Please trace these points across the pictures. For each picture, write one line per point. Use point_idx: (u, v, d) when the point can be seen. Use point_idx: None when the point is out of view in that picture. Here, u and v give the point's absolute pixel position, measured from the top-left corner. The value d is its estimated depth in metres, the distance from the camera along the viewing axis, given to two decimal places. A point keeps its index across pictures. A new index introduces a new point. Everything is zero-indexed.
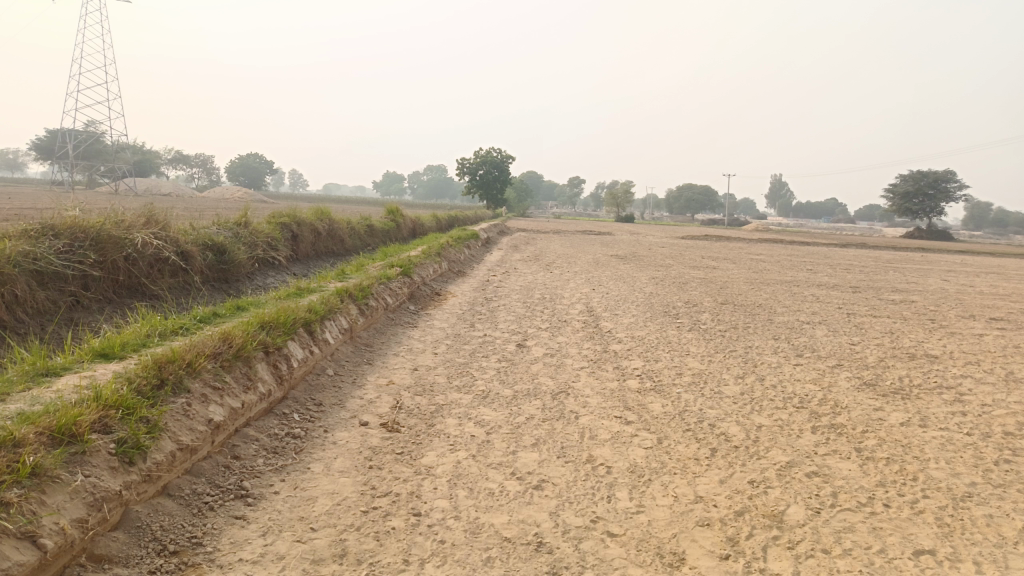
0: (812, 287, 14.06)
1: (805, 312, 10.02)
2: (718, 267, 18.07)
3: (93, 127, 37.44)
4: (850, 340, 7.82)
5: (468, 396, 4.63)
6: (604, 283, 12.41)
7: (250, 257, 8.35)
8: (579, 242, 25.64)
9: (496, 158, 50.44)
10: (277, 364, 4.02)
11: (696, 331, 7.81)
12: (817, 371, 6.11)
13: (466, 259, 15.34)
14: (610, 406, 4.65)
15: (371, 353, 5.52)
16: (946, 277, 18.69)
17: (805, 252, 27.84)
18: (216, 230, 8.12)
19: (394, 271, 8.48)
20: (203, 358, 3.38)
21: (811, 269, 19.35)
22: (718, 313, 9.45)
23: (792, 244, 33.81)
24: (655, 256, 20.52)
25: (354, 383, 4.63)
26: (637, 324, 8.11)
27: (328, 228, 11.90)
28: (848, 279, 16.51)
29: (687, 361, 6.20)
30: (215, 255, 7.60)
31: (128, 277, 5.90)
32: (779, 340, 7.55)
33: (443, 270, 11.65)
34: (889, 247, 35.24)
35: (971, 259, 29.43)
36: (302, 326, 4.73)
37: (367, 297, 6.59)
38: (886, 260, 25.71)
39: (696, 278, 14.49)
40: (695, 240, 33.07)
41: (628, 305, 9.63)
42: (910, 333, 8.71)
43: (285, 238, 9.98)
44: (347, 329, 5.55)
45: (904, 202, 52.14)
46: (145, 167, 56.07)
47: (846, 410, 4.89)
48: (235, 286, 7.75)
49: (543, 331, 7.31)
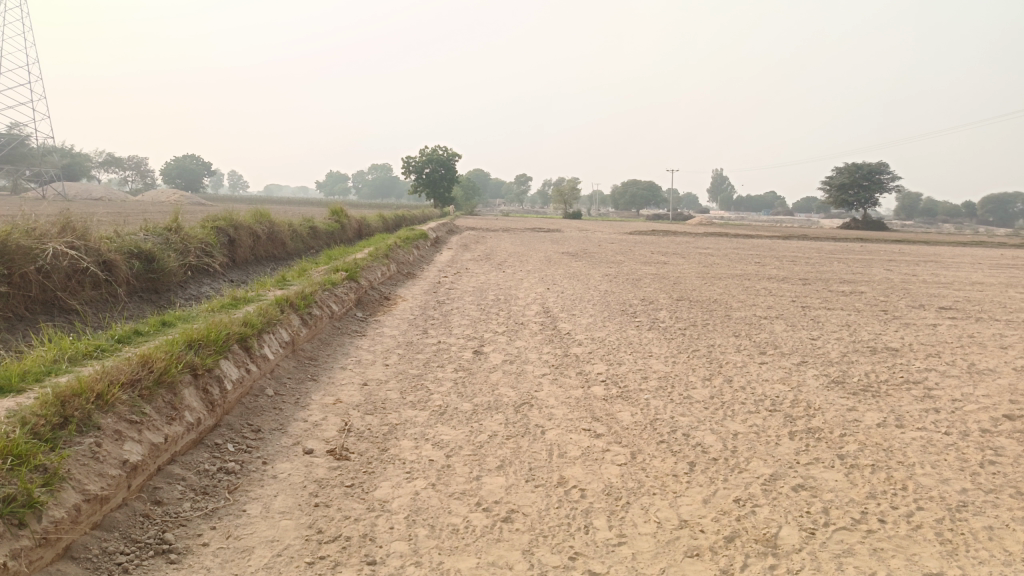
0: (763, 280, 14.08)
1: (760, 307, 9.93)
2: (669, 262, 18.04)
3: (15, 129, 35.54)
4: (810, 335, 7.71)
5: (423, 413, 4.26)
6: (558, 282, 12.15)
7: (182, 264, 7.79)
8: (528, 239, 25.43)
9: (442, 157, 49.96)
10: (208, 389, 3.58)
11: (657, 330, 7.58)
12: (784, 369, 5.93)
13: (416, 260, 14.91)
14: (577, 417, 4.34)
15: (316, 368, 5.09)
16: (888, 268, 19.07)
17: (751, 245, 28.17)
18: (143, 237, 7.53)
19: (339, 276, 8.03)
20: (117, 389, 2.93)
21: (759, 261, 19.51)
22: (676, 310, 9.25)
23: (736, 237, 34.31)
24: (605, 253, 20.38)
25: (297, 403, 4.20)
26: (596, 324, 7.85)
27: (268, 231, 11.33)
28: (796, 271, 16.67)
29: (651, 363, 5.94)
30: (142, 264, 7.03)
31: (42, 292, 5.34)
32: (740, 336, 7.38)
33: (392, 273, 11.22)
34: (830, 239, 36.04)
35: (908, 248, 30.25)
36: (237, 342, 4.29)
37: (310, 305, 6.15)
38: (828, 251, 26.25)
39: (649, 274, 14.37)
40: (642, 235, 33.22)
41: (584, 304, 9.37)
42: (865, 325, 8.67)
43: (221, 244, 9.41)
44: (288, 341, 5.11)
45: (841, 194, 53.63)
46: (74, 171, 53.59)
47: (820, 411, 4.69)
48: (165, 296, 7.20)
49: (499, 335, 6.97)
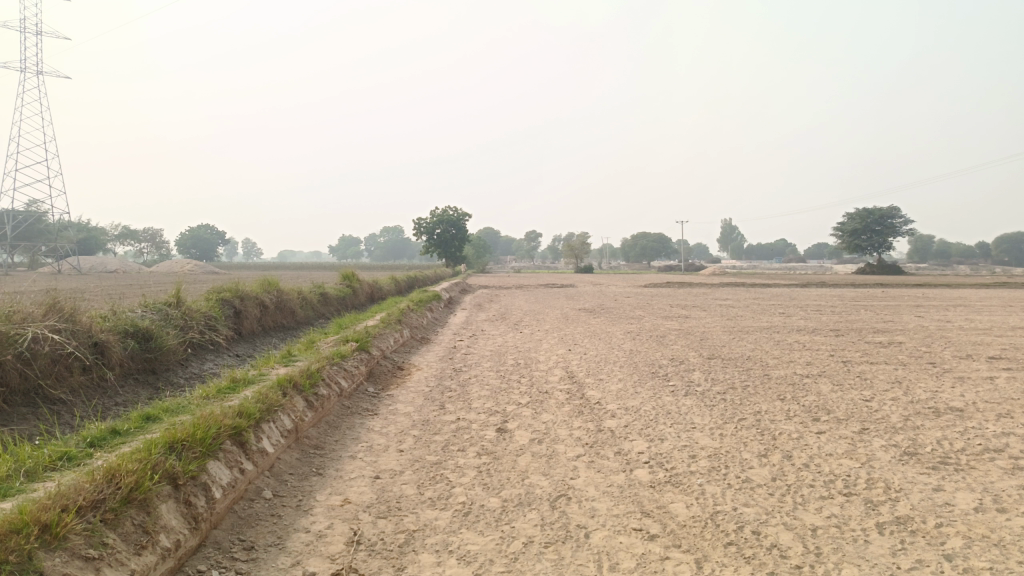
0: (793, 332, 13.44)
1: (798, 363, 9.27)
2: (691, 315, 17.45)
3: (34, 206, 36.10)
4: (862, 396, 7.06)
5: (444, 514, 3.65)
6: (580, 342, 11.58)
7: (183, 341, 7.33)
8: (543, 296, 25.00)
9: (453, 217, 50.11)
10: (190, 501, 3.02)
11: (694, 395, 6.96)
12: (846, 440, 5.29)
13: (430, 323, 14.43)
14: (624, 512, 3.73)
15: (322, 458, 4.52)
16: (917, 314, 18.34)
17: (771, 295, 27.50)
18: (139, 314, 7.12)
19: (349, 347, 7.53)
20: (70, 517, 2.38)
21: (783, 312, 18.91)
22: (709, 371, 8.61)
23: (752, 286, 33.77)
24: (623, 308, 19.83)
25: (298, 508, 3.62)
26: (627, 390, 7.24)
27: (276, 300, 10.91)
28: (825, 321, 15.99)
29: (696, 437, 5.31)
30: (137, 344, 6.59)
31: (23, 381, 4.85)
32: (786, 401, 6.74)
33: (405, 339, 10.71)
34: (848, 286, 35.42)
35: (933, 292, 29.45)
36: (230, 438, 3.74)
37: (316, 384, 5.62)
38: (850, 298, 25.60)
39: (673, 330, 13.78)
40: (656, 288, 32.76)
41: (611, 367, 8.77)
42: (918, 381, 7.99)
43: (225, 316, 8.98)
44: (290, 430, 4.56)
45: (854, 239, 53.12)
46: (90, 245, 54.20)
47: (903, 494, 4.05)
48: (164, 377, 6.73)
49: (523, 407, 6.36)
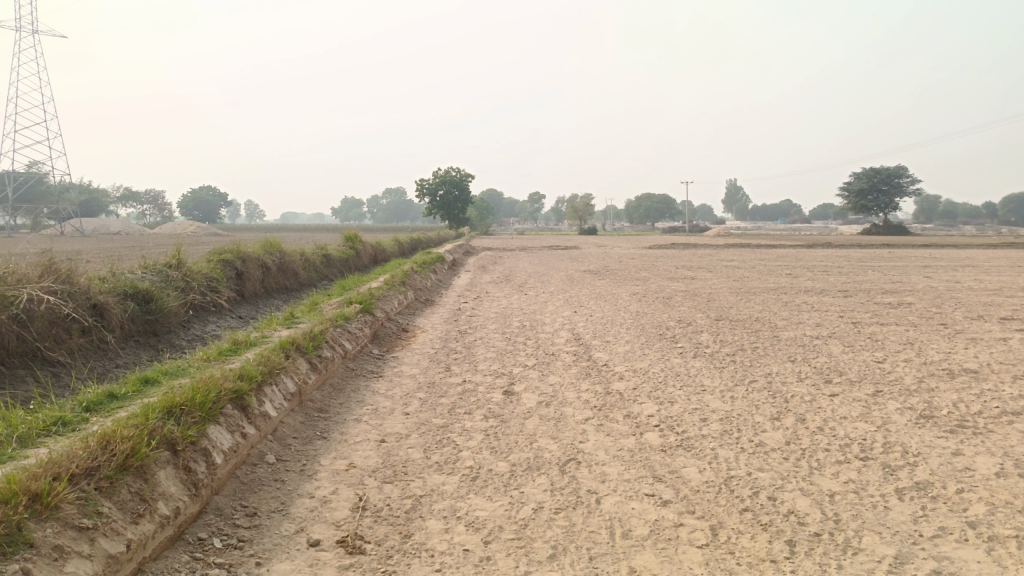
0: (801, 293, 13.29)
1: (808, 324, 9.14)
2: (697, 276, 17.30)
3: (35, 167, 35.86)
4: (875, 358, 6.94)
5: (451, 479, 3.56)
6: (586, 304, 11.46)
7: (183, 302, 7.22)
8: (548, 258, 24.85)
9: (456, 178, 49.68)
10: (190, 467, 2.93)
11: (703, 357, 6.86)
12: (860, 402, 5.18)
13: (434, 285, 14.31)
14: (636, 477, 3.64)
15: (327, 421, 4.43)
16: (926, 275, 18.15)
17: (777, 256, 27.24)
18: (139, 275, 7.00)
19: (352, 309, 7.42)
20: (61, 486, 2.28)
21: (790, 273, 18.73)
22: (718, 332, 8.49)
23: (757, 247, 33.52)
24: (628, 269, 19.66)
25: (302, 473, 3.53)
26: (635, 352, 7.13)
27: (279, 262, 10.79)
28: (833, 282, 15.83)
29: (707, 400, 5.20)
30: (138, 306, 6.48)
31: (20, 343, 4.75)
32: (798, 363, 6.63)
33: (409, 301, 10.60)
34: (853, 246, 35.13)
35: (940, 252, 29.16)
36: (231, 401, 3.64)
37: (320, 346, 5.51)
38: (857, 258, 25.37)
39: (679, 291, 13.64)
40: (661, 249, 32.56)
41: (618, 329, 8.66)
42: (930, 343, 7.86)
43: (227, 278, 8.86)
44: (293, 393, 4.46)
45: (860, 200, 52.59)
46: (92, 207, 53.99)
47: (921, 459, 3.94)
48: (165, 339, 6.63)
49: (530, 370, 6.26)
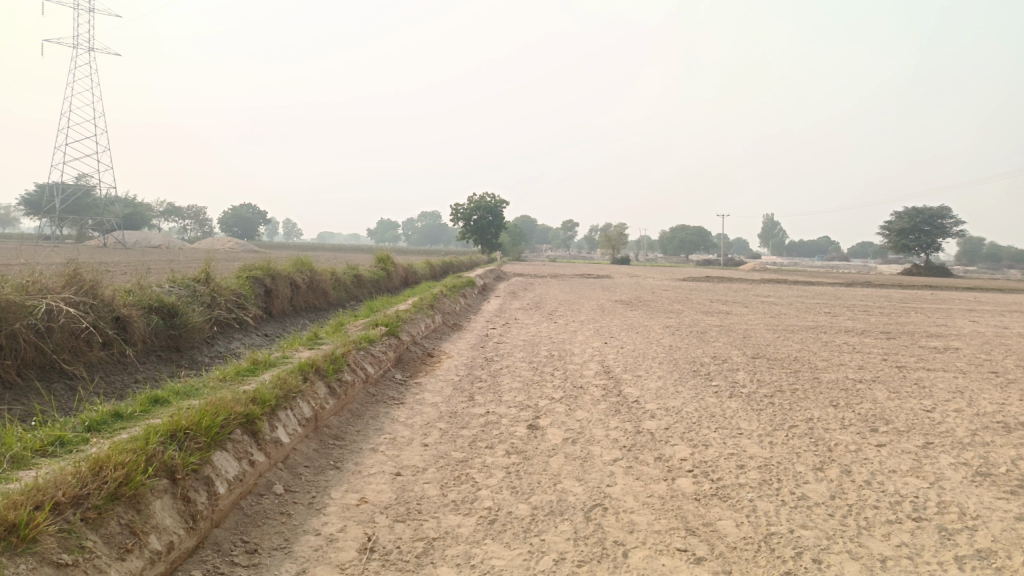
0: (840, 333, 12.83)
1: (849, 367, 8.74)
2: (732, 311, 16.88)
3: (83, 179, 36.82)
4: (923, 406, 6.54)
5: (468, 521, 3.32)
6: (617, 335, 11.18)
7: (209, 318, 7.14)
8: (579, 286, 24.60)
9: (491, 203, 49.84)
10: (189, 498, 2.75)
11: (739, 397, 6.54)
12: (910, 455, 4.83)
13: (463, 309, 14.16)
14: (666, 529, 3.37)
15: (341, 450, 4.24)
16: (972, 319, 17.48)
17: (815, 293, 26.57)
18: (165, 289, 6.95)
19: (377, 331, 7.26)
20: (42, 517, 2.11)
21: (828, 311, 18.20)
22: (754, 371, 8.15)
23: (793, 284, 32.83)
24: (660, 301, 19.28)
25: (311, 507, 3.33)
26: (667, 389, 6.83)
27: (308, 280, 10.73)
28: (874, 323, 15.29)
29: (744, 445, 4.90)
30: (162, 320, 6.41)
31: (37, 354, 4.65)
32: (840, 408, 6.27)
33: (437, 325, 10.43)
34: (894, 286, 34.19)
35: (985, 296, 28.24)
36: (241, 426, 3.47)
37: (340, 369, 5.33)
38: (897, 299, 24.64)
39: (714, 325, 13.27)
40: (694, 282, 32.07)
41: (649, 363, 8.37)
42: (982, 392, 7.42)
43: (255, 295, 8.79)
44: (309, 418, 4.28)
45: (901, 239, 51.45)
46: (135, 220, 55.27)
47: (981, 523, 3.60)
48: (188, 355, 6.54)
49: (557, 403, 6.01)
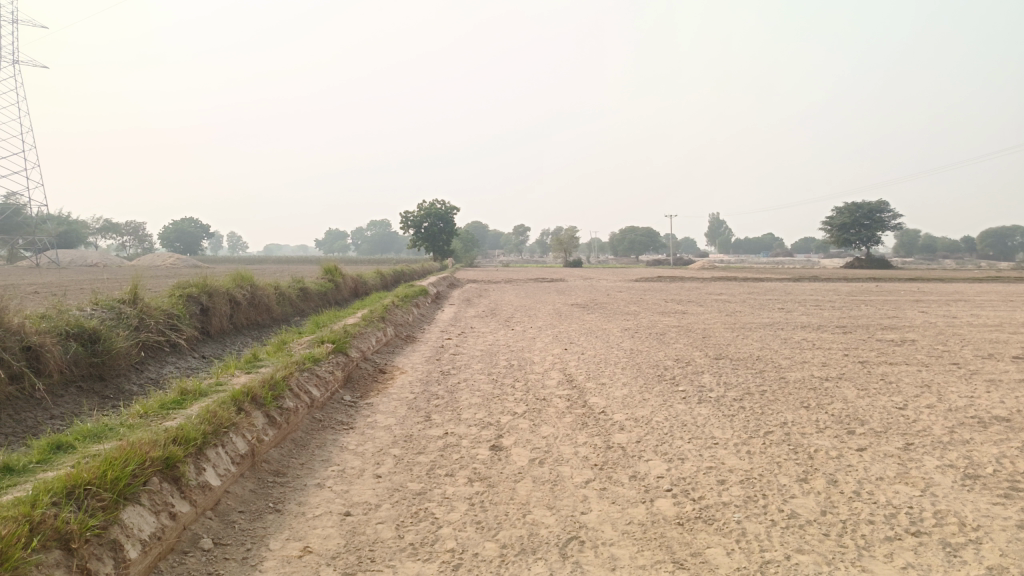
0: (798, 329, 12.79)
1: (814, 364, 8.58)
2: (688, 311, 16.79)
3: (12, 197, 35.05)
4: (895, 403, 6.37)
5: (429, 569, 2.91)
6: (576, 340, 10.87)
7: (137, 342, 6.55)
8: (534, 290, 24.35)
9: (442, 210, 49.36)
10: (90, 570, 2.27)
11: (709, 403, 6.26)
12: (894, 459, 4.59)
13: (416, 320, 13.70)
14: (651, 563, 3.02)
15: (283, 489, 3.76)
16: (920, 310, 17.76)
17: (765, 290, 26.89)
18: (87, 313, 6.34)
19: (323, 349, 6.76)
20: None
21: (782, 307, 18.28)
22: (720, 373, 7.91)
23: (743, 281, 33.24)
24: (616, 303, 19.10)
25: (245, 564, 2.86)
26: (634, 396, 6.51)
27: (250, 296, 10.13)
28: (828, 317, 15.36)
29: (721, 457, 4.59)
30: (82, 347, 5.81)
31: None
32: (813, 409, 6.04)
33: (388, 338, 9.94)
34: (839, 279, 34.93)
35: (928, 286, 28.96)
36: (159, 473, 2.99)
37: (281, 396, 4.86)
38: (846, 292, 25.04)
39: (672, 327, 13.10)
40: (647, 282, 32.17)
41: (612, 369, 8.07)
42: (948, 386, 7.29)
43: (190, 314, 8.20)
44: (244, 455, 3.80)
45: (843, 233, 52.78)
46: (70, 239, 53.00)
47: (984, 534, 3.34)
48: (113, 384, 5.94)
49: (520, 418, 5.62)
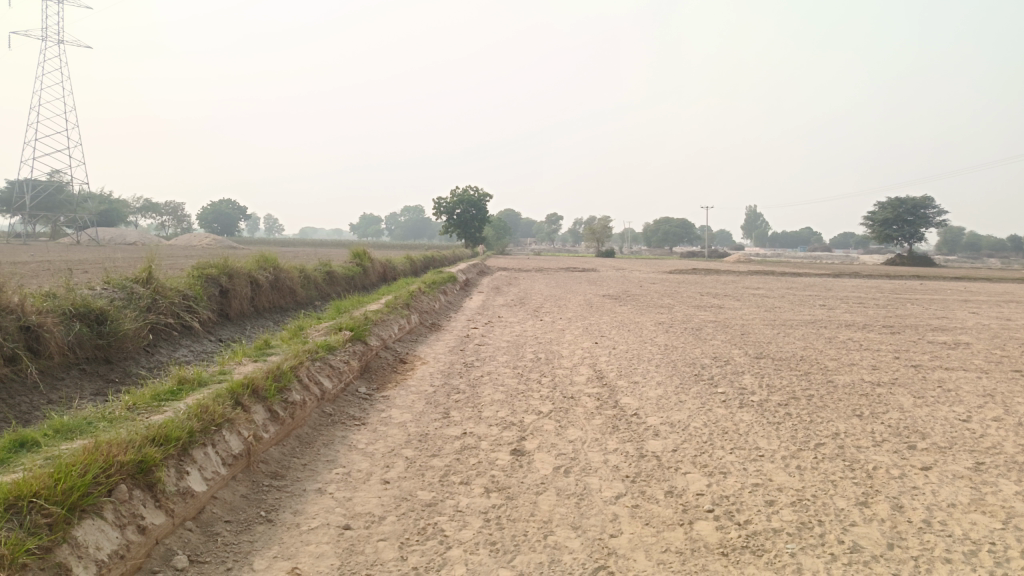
0: (842, 328, 12.13)
1: (863, 367, 8.00)
2: (725, 305, 16.18)
3: (53, 175, 35.57)
4: (959, 414, 5.80)
5: None
6: (607, 333, 10.41)
7: (147, 324, 6.26)
8: (565, 280, 23.87)
9: (474, 196, 49.01)
10: None
11: (752, 408, 5.76)
12: (967, 481, 4.07)
13: (443, 307, 13.35)
14: None
15: (278, 495, 3.39)
16: (970, 310, 16.90)
17: (804, 285, 26.04)
18: (96, 292, 6.06)
19: (340, 337, 6.41)
20: None
21: (823, 304, 17.55)
22: (761, 374, 7.39)
23: (779, 275, 32.33)
24: (650, 295, 18.53)
25: None
26: (669, 398, 6.04)
27: (272, 278, 9.85)
28: (873, 316, 14.64)
29: (769, 472, 4.11)
30: (88, 328, 5.51)
31: None
32: (868, 419, 5.51)
33: (412, 326, 9.57)
34: (880, 276, 33.79)
35: (975, 286, 27.72)
36: (129, 481, 2.64)
37: (287, 388, 4.50)
38: (890, 290, 24.06)
39: (708, 321, 12.55)
40: (680, 274, 31.44)
41: (645, 366, 7.60)
42: (1015, 396, 6.65)
43: (208, 296, 7.92)
44: (238, 455, 3.44)
45: (884, 228, 51.23)
46: (111, 217, 53.94)
47: None
48: (120, 367, 5.65)
49: (546, 419, 5.19)
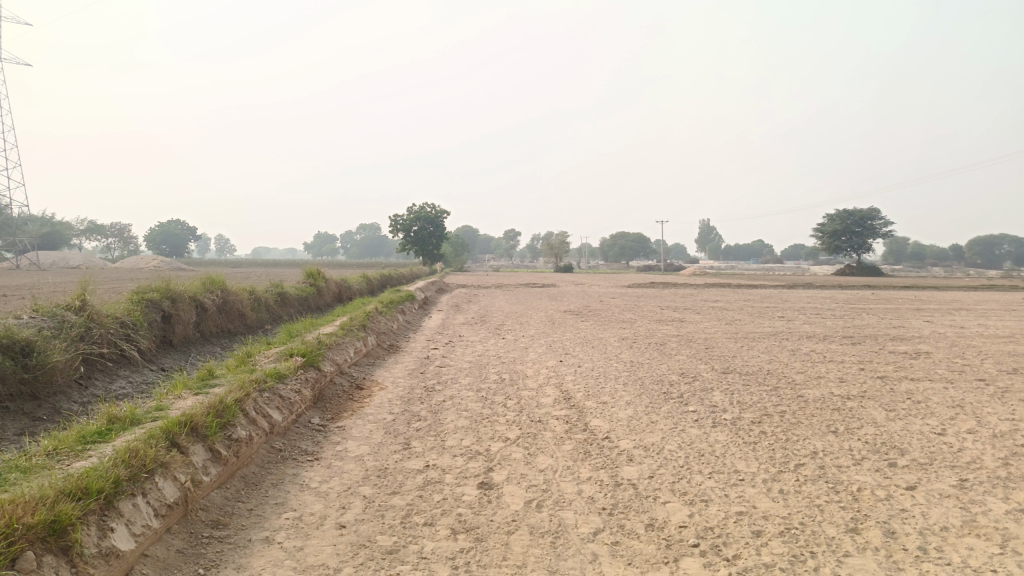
0: (804, 340, 12.12)
1: (830, 380, 7.89)
2: (686, 319, 16.12)
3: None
4: (933, 427, 5.68)
5: None
6: (571, 350, 10.17)
7: (79, 355, 5.78)
8: (525, 296, 23.65)
9: (431, 214, 48.63)
10: None
11: (725, 427, 5.56)
12: (954, 501, 3.90)
13: (401, 327, 12.95)
14: None
15: (219, 548, 3.02)
16: (924, 319, 17.17)
17: (760, 296, 26.30)
18: (22, 321, 5.57)
19: (291, 364, 6.00)
20: None
21: (781, 315, 17.65)
22: (730, 390, 7.21)
23: (736, 287, 32.64)
24: (611, 310, 18.44)
25: None
26: (639, 419, 5.80)
27: (220, 302, 9.36)
28: (831, 326, 14.72)
29: (752, 498, 3.88)
30: (11, 361, 5.02)
31: None
32: (844, 436, 5.34)
33: (368, 348, 9.18)
34: (831, 286, 34.42)
35: (924, 294, 28.39)
36: (38, 546, 2.27)
37: (231, 423, 4.11)
38: (844, 300, 24.42)
39: (671, 336, 12.42)
40: (638, 288, 31.51)
41: (612, 385, 7.37)
42: (983, 406, 6.60)
43: (149, 322, 7.44)
44: (173, 504, 3.06)
45: (834, 240, 52.40)
46: (53, 240, 52.08)
47: None
48: (48, 403, 5.17)
49: (513, 446, 4.89)
